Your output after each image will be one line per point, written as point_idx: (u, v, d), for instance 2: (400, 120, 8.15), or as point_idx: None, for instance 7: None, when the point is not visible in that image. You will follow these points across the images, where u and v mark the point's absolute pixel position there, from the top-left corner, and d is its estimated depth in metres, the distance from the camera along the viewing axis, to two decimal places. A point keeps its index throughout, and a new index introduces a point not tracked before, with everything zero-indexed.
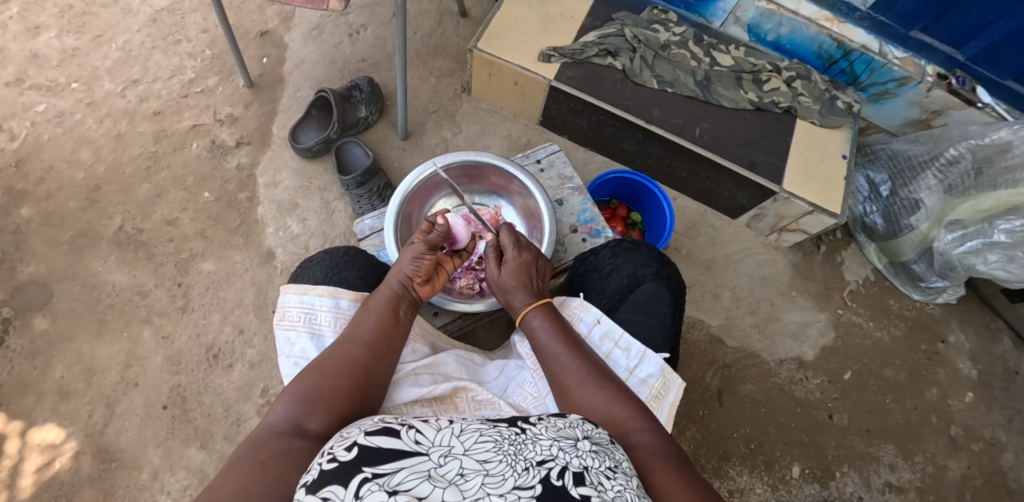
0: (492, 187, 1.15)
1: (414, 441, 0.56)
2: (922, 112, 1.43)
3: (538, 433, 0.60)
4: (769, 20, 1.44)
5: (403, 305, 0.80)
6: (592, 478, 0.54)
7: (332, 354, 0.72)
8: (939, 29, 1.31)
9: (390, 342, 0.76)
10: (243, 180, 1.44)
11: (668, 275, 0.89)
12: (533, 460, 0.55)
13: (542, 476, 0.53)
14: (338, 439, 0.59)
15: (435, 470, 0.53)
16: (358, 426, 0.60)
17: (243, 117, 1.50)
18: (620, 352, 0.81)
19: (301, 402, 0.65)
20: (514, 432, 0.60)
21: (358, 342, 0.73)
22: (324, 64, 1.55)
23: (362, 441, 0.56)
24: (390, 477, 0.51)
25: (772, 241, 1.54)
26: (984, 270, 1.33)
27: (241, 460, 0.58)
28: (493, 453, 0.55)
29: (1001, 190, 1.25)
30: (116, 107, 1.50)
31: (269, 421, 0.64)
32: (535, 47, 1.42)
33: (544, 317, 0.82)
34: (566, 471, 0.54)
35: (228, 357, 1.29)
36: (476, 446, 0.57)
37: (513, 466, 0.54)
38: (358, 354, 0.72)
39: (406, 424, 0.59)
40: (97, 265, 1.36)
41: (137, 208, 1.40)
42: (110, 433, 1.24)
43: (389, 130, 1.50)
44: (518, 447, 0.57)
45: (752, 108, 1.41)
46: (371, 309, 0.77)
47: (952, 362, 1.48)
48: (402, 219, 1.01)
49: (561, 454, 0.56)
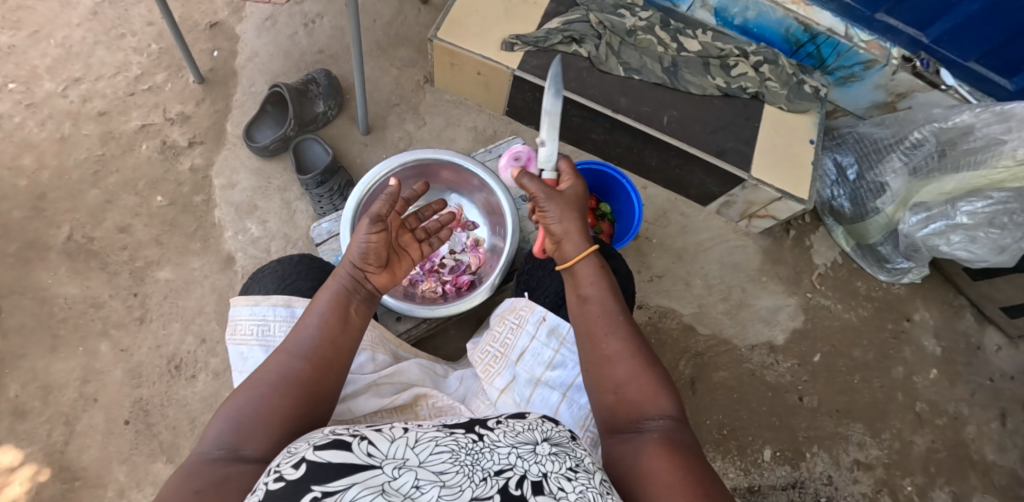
0: (450, 185, 1.11)
1: (366, 454, 0.54)
2: (888, 95, 1.43)
3: (496, 440, 0.59)
4: (736, 4, 1.41)
5: (354, 302, 0.76)
6: (551, 485, 0.53)
7: (273, 367, 0.68)
8: (904, 11, 1.29)
9: (338, 347, 0.72)
10: (198, 182, 1.37)
11: (609, 269, 0.87)
12: (491, 469, 0.54)
13: (500, 487, 0.53)
14: (286, 454, 0.57)
15: (389, 484, 0.52)
16: (307, 440, 0.58)
17: (195, 115, 1.42)
18: (569, 348, 0.82)
19: (235, 424, 0.63)
20: (471, 439, 0.58)
21: (298, 353, 0.69)
22: (280, 57, 1.48)
23: (311, 457, 0.53)
24: (341, 494, 0.49)
25: (742, 227, 1.55)
26: (947, 250, 1.34)
27: (172, 492, 0.55)
28: (449, 464, 0.54)
29: (964, 172, 1.27)
30: (58, 108, 1.41)
31: (204, 448, 0.61)
32: (499, 35, 1.38)
33: (589, 274, 0.75)
34: (525, 480, 0.54)
35: (191, 367, 1.26)
36: (432, 457, 0.55)
37: (470, 477, 0.53)
38: (298, 365, 0.68)
39: (357, 436, 0.57)
40: (47, 277, 1.30)
41: (87, 215, 1.34)
42: (71, 452, 1.20)
43: (350, 125, 1.45)
44: (475, 456, 0.56)
45: (720, 93, 1.39)
46: (314, 313, 0.73)
47: (917, 340, 1.51)
48: (360, 227, 0.98)
49: (520, 462, 0.55)
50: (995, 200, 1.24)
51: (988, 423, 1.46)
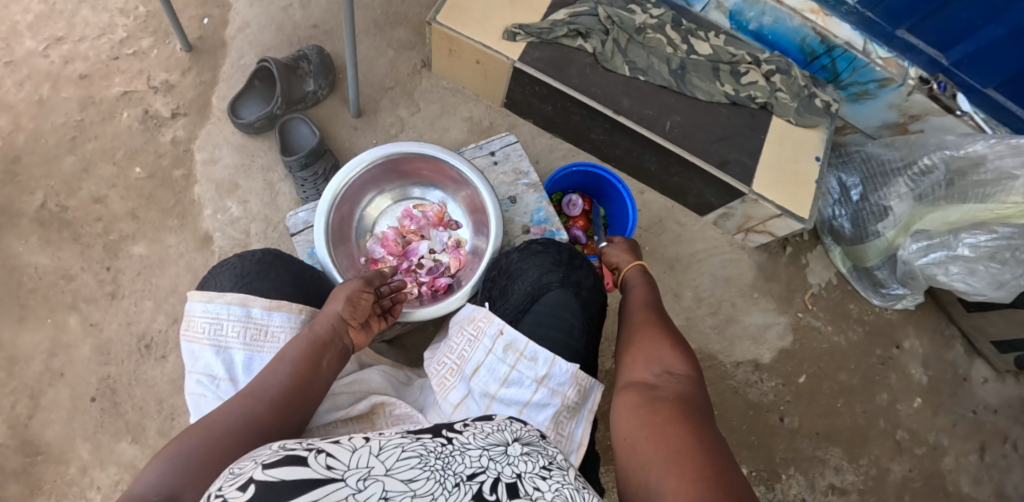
0: (433, 183, 1.06)
1: (326, 468, 0.48)
2: (899, 116, 1.38)
3: (465, 443, 0.57)
4: (752, 8, 1.34)
5: (329, 354, 0.74)
6: (526, 485, 0.52)
7: (232, 409, 0.64)
8: (926, 28, 1.23)
9: (302, 400, 0.69)
10: (178, 156, 1.32)
11: (576, 282, 0.84)
12: (463, 474, 0.51)
13: (475, 492, 0.50)
14: (227, 476, 0.50)
15: (354, 496, 0.46)
16: (251, 459, 0.51)
17: (179, 85, 1.36)
18: (526, 362, 0.76)
19: (180, 467, 0.57)
20: (440, 443, 0.56)
21: (264, 398, 0.66)
22: (271, 29, 1.40)
23: (259, 477, 0.46)
24: None
25: (737, 241, 1.50)
26: (943, 280, 1.31)
27: None
28: (420, 470, 0.50)
29: (971, 204, 1.23)
30: (38, 68, 1.35)
31: (137, 491, 0.55)
32: (501, 23, 1.31)
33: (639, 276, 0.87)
34: (499, 483, 0.51)
35: (162, 347, 1.23)
36: (399, 464, 0.51)
37: (443, 483, 0.50)
38: (261, 410, 0.65)
39: (313, 449, 0.52)
40: (18, 245, 1.25)
41: (62, 183, 1.29)
42: (35, 426, 1.19)
43: (341, 107, 1.39)
44: (446, 460, 0.53)
45: (727, 101, 1.34)
46: (286, 359, 0.71)
47: (904, 367, 1.49)
48: (334, 225, 0.94)
49: (492, 465, 0.53)
50: (1000, 234, 1.21)
51: (967, 455, 1.45)
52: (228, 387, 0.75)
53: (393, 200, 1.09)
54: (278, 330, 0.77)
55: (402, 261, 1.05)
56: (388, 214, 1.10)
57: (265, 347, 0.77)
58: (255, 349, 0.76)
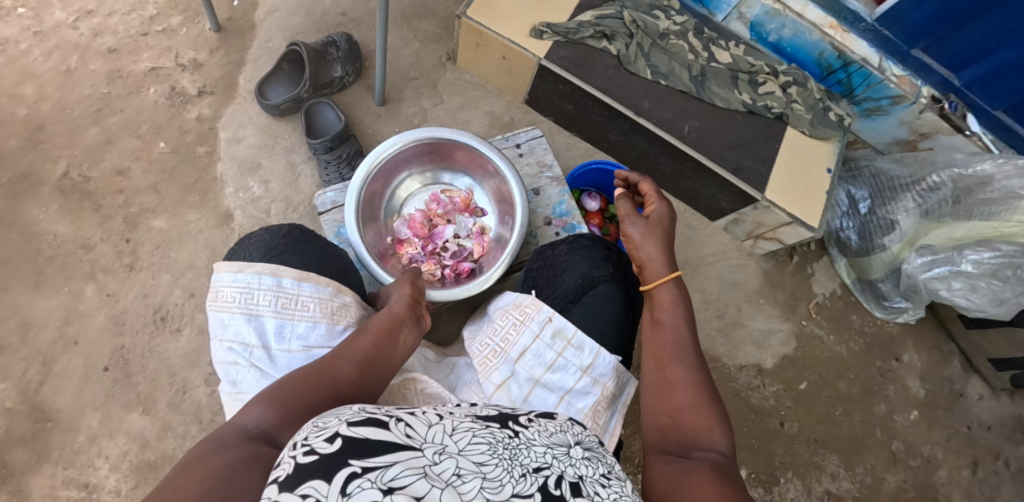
0: (465, 170, 1.08)
1: (405, 435, 0.52)
2: (910, 133, 1.41)
3: (531, 437, 0.58)
4: (773, 20, 1.37)
5: (406, 328, 0.78)
6: (588, 489, 0.53)
7: (320, 364, 0.69)
8: (941, 49, 1.27)
9: (383, 365, 0.73)
10: (203, 133, 1.34)
11: (623, 277, 0.87)
12: (529, 466, 0.53)
13: (540, 484, 0.51)
14: (312, 428, 0.54)
15: (430, 467, 0.49)
16: (336, 416, 0.55)
17: (207, 63, 1.37)
18: (572, 350, 0.79)
19: (277, 408, 0.62)
20: (507, 434, 0.58)
21: (349, 358, 0.71)
22: (300, 14, 1.42)
23: (345, 432, 0.50)
24: (382, 472, 0.46)
25: (746, 247, 1.53)
26: (945, 295, 1.33)
27: (204, 457, 0.54)
28: (489, 456, 0.52)
29: (976, 221, 1.27)
30: (66, 39, 1.36)
31: (239, 423, 0.61)
32: (528, 21, 1.34)
33: (674, 300, 0.79)
34: (563, 480, 0.52)
35: (177, 320, 1.24)
36: (470, 446, 0.53)
37: (510, 472, 0.51)
38: (346, 370, 0.69)
39: (392, 416, 0.55)
40: (38, 212, 1.26)
41: (84, 154, 1.30)
42: (45, 392, 1.19)
43: (365, 94, 1.41)
44: (514, 451, 0.54)
45: (744, 110, 1.37)
46: (368, 329, 0.75)
47: (903, 379, 1.52)
48: (365, 201, 0.96)
49: (556, 462, 0.54)
50: (1002, 252, 1.24)
51: (959, 470, 1.48)
52: (260, 354, 0.77)
53: (422, 184, 1.11)
54: (307, 300, 0.79)
55: (427, 243, 1.07)
56: (416, 197, 1.12)
57: (295, 315, 0.78)
58: (286, 317, 0.78)
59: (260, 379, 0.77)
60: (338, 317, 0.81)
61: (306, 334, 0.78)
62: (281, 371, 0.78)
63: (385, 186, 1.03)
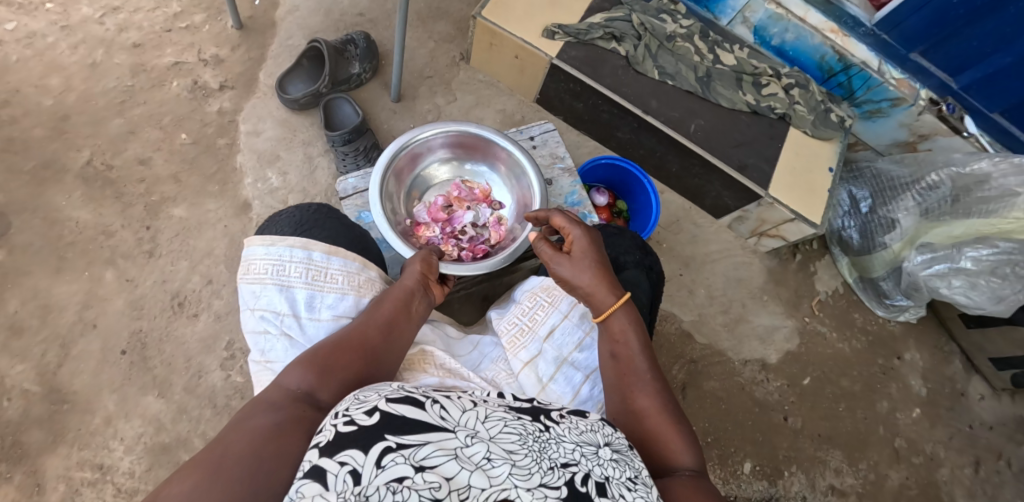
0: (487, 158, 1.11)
1: (439, 416, 0.56)
2: (910, 135, 1.45)
3: (562, 434, 0.59)
4: (776, 25, 1.43)
5: (417, 297, 0.81)
6: (613, 489, 0.55)
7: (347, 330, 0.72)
8: (939, 53, 1.32)
9: (402, 328, 0.76)
10: (223, 125, 1.37)
11: (648, 264, 0.92)
12: (557, 461, 0.55)
13: (567, 480, 0.54)
14: (353, 400, 0.58)
15: (462, 449, 0.53)
16: (375, 391, 0.59)
17: (228, 59, 1.42)
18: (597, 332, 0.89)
19: (311, 370, 0.66)
20: (538, 428, 0.59)
21: (372, 323, 0.74)
22: (319, 14, 1.47)
23: (383, 408, 0.55)
24: (415, 450, 0.50)
25: (751, 245, 1.57)
26: (946, 293, 1.36)
27: (257, 417, 0.59)
28: (519, 446, 0.55)
29: (974, 219, 1.31)
30: (93, 34, 1.40)
31: (281, 384, 0.65)
32: (541, 22, 1.39)
33: (628, 325, 0.77)
34: (589, 478, 0.55)
35: (194, 306, 1.27)
36: (501, 434, 0.56)
37: (538, 464, 0.54)
38: (370, 332, 0.72)
39: (430, 397, 0.59)
40: (61, 199, 1.29)
41: (108, 143, 1.33)
42: (63, 374, 1.21)
43: (381, 91, 1.45)
44: (543, 445, 0.57)
45: (748, 110, 1.41)
46: (388, 296, 0.78)
47: (905, 378, 1.54)
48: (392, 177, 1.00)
49: (584, 460, 0.56)
50: (1001, 249, 1.27)
51: (962, 468, 1.49)
52: (291, 323, 0.80)
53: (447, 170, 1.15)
54: (336, 272, 0.82)
55: (444, 228, 1.11)
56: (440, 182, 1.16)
57: (325, 287, 0.81)
58: (316, 288, 0.81)
59: (291, 346, 0.80)
60: (365, 290, 0.84)
61: (335, 305, 0.81)
62: (311, 339, 0.80)
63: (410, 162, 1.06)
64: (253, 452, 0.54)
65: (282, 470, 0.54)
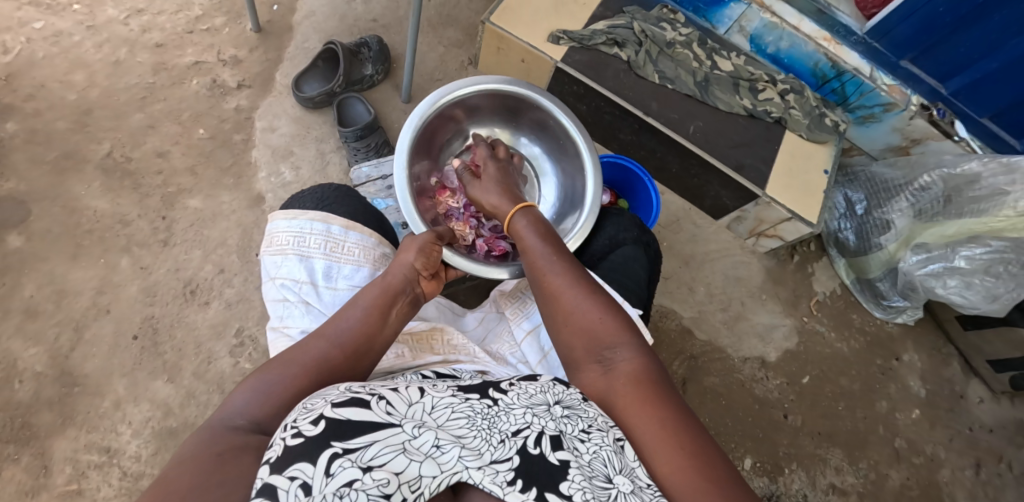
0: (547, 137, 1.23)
1: (386, 413, 0.59)
2: (902, 139, 1.50)
3: (510, 403, 0.64)
4: (771, 33, 1.49)
5: (401, 302, 0.84)
6: (568, 442, 0.60)
7: (309, 348, 0.72)
8: (927, 61, 1.37)
9: (370, 346, 0.77)
10: (240, 122, 1.43)
11: (646, 242, 1.01)
12: (508, 431, 0.60)
13: (520, 447, 0.58)
14: (302, 410, 0.60)
15: (409, 442, 0.56)
16: (322, 398, 0.61)
17: (246, 60, 1.48)
18: None
19: (263, 397, 0.66)
20: (487, 404, 0.64)
21: (336, 342, 0.74)
22: (335, 19, 1.54)
23: (328, 414, 0.57)
24: (362, 452, 0.54)
25: (749, 246, 1.61)
26: (941, 293, 1.39)
27: (196, 453, 0.56)
28: (468, 428, 0.60)
29: (966, 218, 1.34)
30: (117, 34, 1.46)
31: (225, 415, 0.64)
32: (546, 28, 1.45)
33: (529, 222, 0.93)
34: (542, 437, 0.59)
35: (206, 294, 1.30)
36: (449, 421, 0.61)
37: (489, 439, 0.59)
38: (335, 354, 0.73)
39: (375, 394, 0.61)
40: (81, 189, 1.33)
41: (128, 137, 1.38)
42: (75, 358, 1.23)
43: (392, 92, 1.51)
44: (492, 420, 0.61)
45: (745, 114, 1.46)
46: (357, 307, 0.80)
47: (903, 378, 1.56)
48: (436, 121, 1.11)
49: (536, 420, 0.61)
50: (993, 247, 1.30)
51: (962, 470, 1.50)
52: (309, 290, 0.88)
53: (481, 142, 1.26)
54: (353, 246, 0.91)
55: (471, 204, 1.21)
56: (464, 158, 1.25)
57: (342, 258, 0.90)
58: (333, 260, 0.90)
59: (307, 312, 0.88)
60: (378, 264, 0.93)
61: (351, 275, 0.90)
62: (327, 305, 0.89)
63: (475, 104, 1.19)
64: (197, 488, 0.52)
65: (239, 488, 0.53)
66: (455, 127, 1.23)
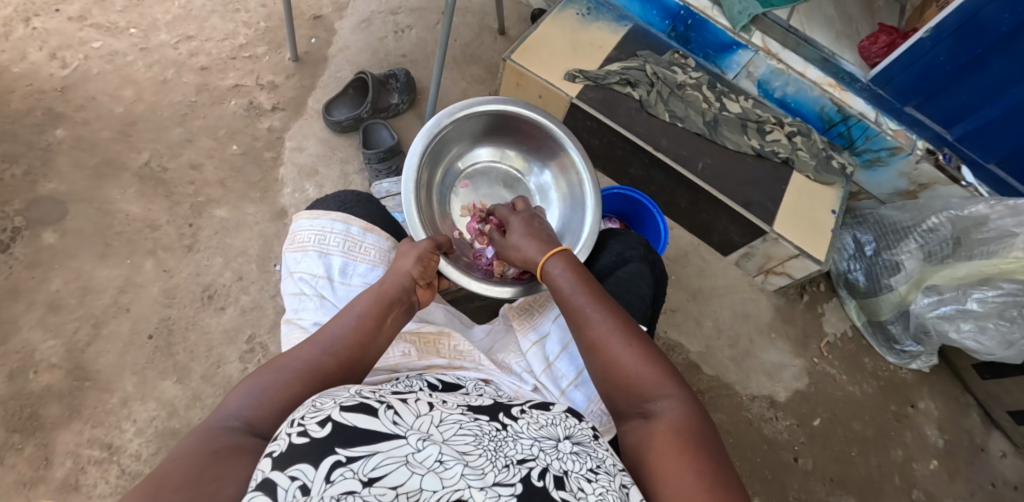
0: (541, 154, 1.30)
1: (392, 422, 0.59)
2: (910, 184, 1.54)
3: (519, 430, 0.64)
4: (778, 79, 1.56)
5: (395, 311, 0.84)
6: (572, 483, 0.58)
7: (301, 352, 0.73)
8: (930, 107, 1.42)
9: (361, 352, 0.77)
10: (271, 140, 1.51)
11: (652, 262, 1.02)
12: (514, 458, 0.58)
13: (523, 475, 0.57)
14: (310, 407, 0.61)
15: (412, 455, 0.55)
16: (331, 399, 0.62)
17: (283, 85, 1.58)
18: None
19: (255, 398, 0.66)
20: (495, 427, 0.64)
21: (328, 347, 0.75)
22: (367, 53, 1.65)
23: (336, 418, 0.57)
24: (363, 463, 0.53)
25: (757, 283, 1.62)
26: (955, 338, 1.38)
27: (190, 450, 0.57)
28: (473, 447, 0.59)
29: (975, 260, 1.32)
30: (166, 57, 1.59)
31: (220, 415, 0.64)
32: (563, 67, 1.54)
33: (563, 267, 0.89)
34: (546, 473, 0.58)
35: (223, 299, 1.33)
36: (455, 436, 0.60)
37: (493, 462, 0.57)
38: (325, 359, 0.73)
39: (383, 403, 0.62)
40: (116, 194, 1.41)
41: (166, 148, 1.47)
42: (91, 353, 1.26)
43: (416, 121, 1.59)
44: (499, 444, 0.60)
45: (753, 154, 1.50)
46: (350, 311, 0.80)
47: (920, 427, 1.51)
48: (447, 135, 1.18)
49: (542, 455, 0.60)
50: (1005, 290, 1.29)
51: None
52: (325, 284, 0.91)
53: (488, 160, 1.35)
54: (370, 246, 0.95)
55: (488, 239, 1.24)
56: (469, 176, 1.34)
57: (358, 257, 0.94)
58: (351, 258, 0.93)
59: (321, 305, 0.91)
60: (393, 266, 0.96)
61: (366, 273, 0.94)
62: (340, 300, 0.91)
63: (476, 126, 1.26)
64: (192, 482, 0.53)
65: (233, 484, 0.55)
66: (464, 144, 1.30)
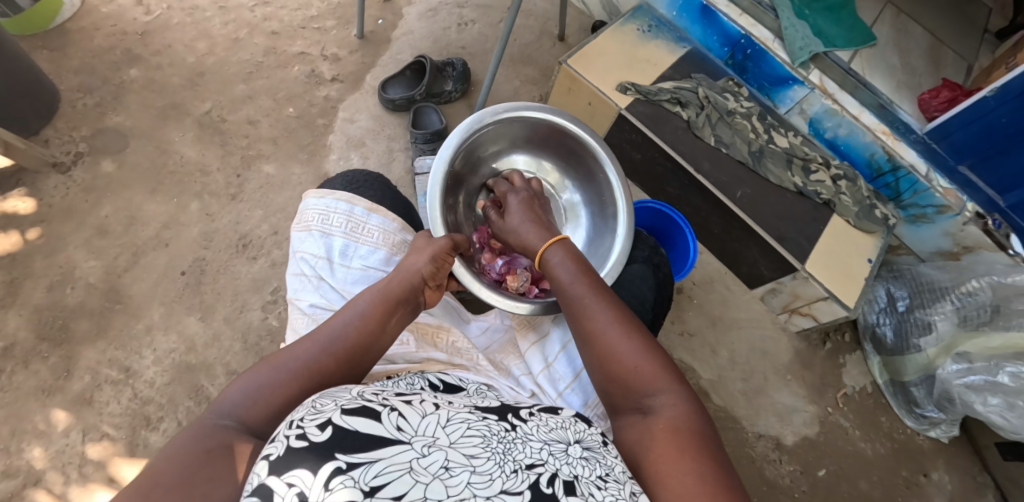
0: (579, 172, 1.29)
1: (396, 427, 0.58)
2: (954, 245, 1.48)
3: (528, 433, 0.63)
4: (831, 119, 1.54)
5: (400, 312, 0.84)
6: (582, 488, 0.57)
7: (301, 349, 0.73)
8: (986, 169, 1.38)
9: (361, 352, 0.78)
10: (326, 109, 1.57)
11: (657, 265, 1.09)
12: (523, 463, 0.58)
13: (532, 481, 0.56)
14: (311, 409, 0.61)
15: (417, 461, 0.55)
16: (332, 402, 0.61)
17: (345, 59, 1.65)
18: None
19: (252, 395, 0.68)
20: (504, 428, 0.63)
21: (325, 346, 0.75)
22: (429, 40, 1.70)
23: (336, 421, 0.56)
24: (364, 470, 0.52)
25: (780, 322, 1.59)
26: (981, 410, 1.31)
27: (184, 448, 0.60)
28: (480, 450, 0.58)
29: (1012, 332, 1.28)
30: (242, 17, 1.68)
31: (217, 409, 0.66)
32: (616, 78, 1.56)
33: (564, 256, 0.89)
34: (556, 478, 0.57)
35: (256, 249, 1.39)
36: (462, 440, 0.59)
37: (501, 467, 0.57)
38: (325, 359, 0.74)
39: (386, 406, 0.61)
40: (175, 136, 1.48)
41: (228, 101, 1.55)
42: (126, 279, 1.32)
43: (465, 110, 1.63)
44: (508, 446, 0.60)
45: (794, 191, 1.48)
46: (354, 307, 0.81)
47: (930, 498, 1.44)
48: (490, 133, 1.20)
49: (551, 460, 0.59)
50: None
51: None
52: (323, 266, 0.95)
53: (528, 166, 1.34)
54: (372, 228, 0.97)
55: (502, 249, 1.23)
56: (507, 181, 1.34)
57: (360, 239, 0.96)
58: (352, 239, 0.96)
59: (318, 287, 0.94)
60: (394, 249, 0.98)
61: (366, 256, 0.96)
62: (337, 281, 0.94)
63: (517, 131, 1.26)
64: (183, 483, 0.55)
65: (222, 487, 0.57)
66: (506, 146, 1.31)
